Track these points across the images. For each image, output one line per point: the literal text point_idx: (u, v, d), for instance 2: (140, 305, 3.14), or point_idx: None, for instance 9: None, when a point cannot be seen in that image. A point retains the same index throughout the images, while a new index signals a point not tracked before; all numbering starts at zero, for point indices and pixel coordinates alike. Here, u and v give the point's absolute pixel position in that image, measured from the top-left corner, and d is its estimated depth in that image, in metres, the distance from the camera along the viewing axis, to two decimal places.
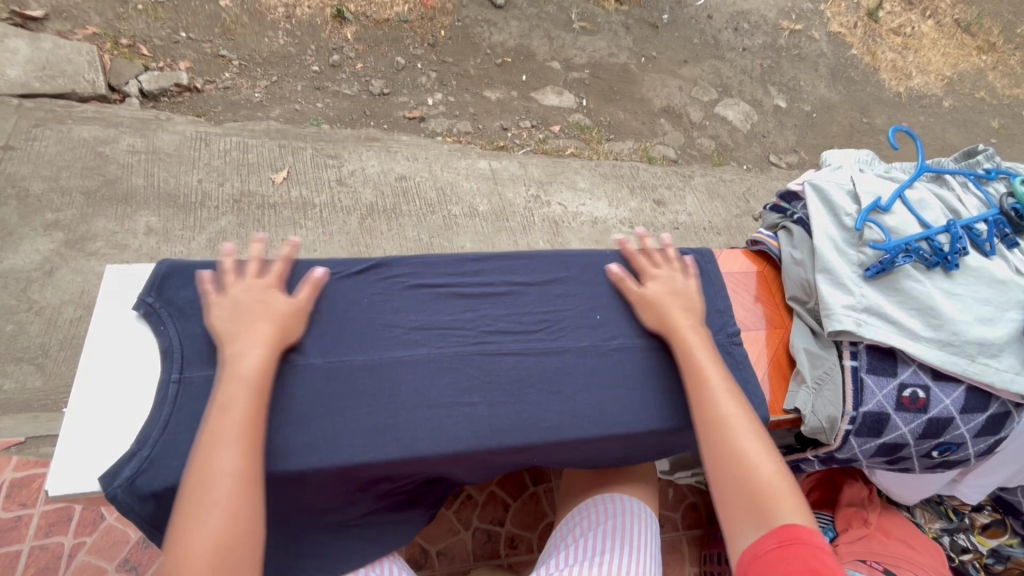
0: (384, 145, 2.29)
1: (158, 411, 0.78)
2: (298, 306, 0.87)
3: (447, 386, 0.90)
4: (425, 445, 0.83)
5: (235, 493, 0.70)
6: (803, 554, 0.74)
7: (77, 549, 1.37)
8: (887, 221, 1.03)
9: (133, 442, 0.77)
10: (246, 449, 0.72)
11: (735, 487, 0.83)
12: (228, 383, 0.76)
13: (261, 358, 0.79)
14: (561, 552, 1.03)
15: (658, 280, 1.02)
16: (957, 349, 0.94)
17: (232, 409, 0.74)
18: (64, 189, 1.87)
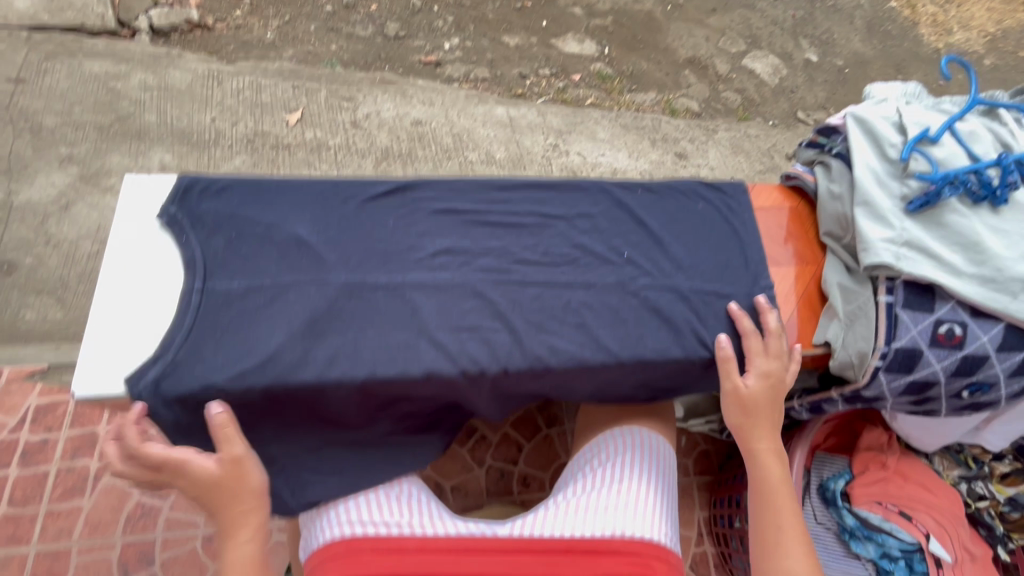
0: (400, 89, 2.22)
1: (181, 317, 0.78)
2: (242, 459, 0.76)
3: (470, 310, 0.86)
4: (445, 367, 0.82)
5: None
6: None
7: (102, 472, 1.40)
8: (934, 153, 0.98)
9: (156, 345, 0.77)
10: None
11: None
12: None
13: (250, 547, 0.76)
14: (579, 480, 1.04)
15: (761, 373, 0.90)
16: (1001, 286, 0.90)
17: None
18: (77, 124, 1.85)
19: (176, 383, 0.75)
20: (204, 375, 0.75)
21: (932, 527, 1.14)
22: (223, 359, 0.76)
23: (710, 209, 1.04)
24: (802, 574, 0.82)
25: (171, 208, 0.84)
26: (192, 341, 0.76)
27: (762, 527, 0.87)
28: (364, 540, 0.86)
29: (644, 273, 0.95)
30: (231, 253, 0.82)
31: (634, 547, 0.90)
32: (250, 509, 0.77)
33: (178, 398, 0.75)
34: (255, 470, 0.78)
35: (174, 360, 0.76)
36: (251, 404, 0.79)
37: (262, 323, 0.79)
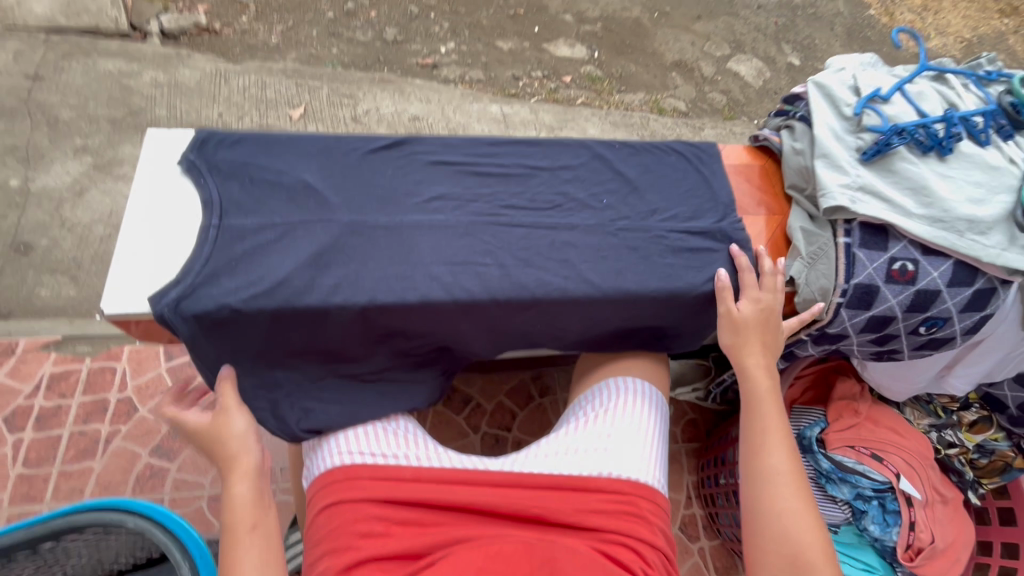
0: (398, 88, 2.34)
1: (200, 248, 0.86)
2: (228, 413, 0.93)
3: (461, 248, 0.96)
4: (438, 295, 0.91)
5: None
6: None
7: (112, 436, 1.46)
8: (886, 109, 1.07)
9: (176, 273, 0.85)
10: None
11: (773, 534, 0.86)
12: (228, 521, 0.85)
13: (242, 489, 0.88)
14: (572, 423, 1.10)
15: (753, 304, 0.99)
16: (947, 225, 0.99)
17: (242, 545, 0.83)
18: (91, 117, 1.95)
19: (195, 303, 0.82)
20: (220, 296, 0.83)
21: (901, 466, 1.20)
22: (238, 284, 0.84)
23: (683, 161, 1.15)
24: (785, 474, 0.90)
25: (191, 156, 0.93)
26: (209, 268, 0.84)
27: (751, 431, 0.96)
28: (361, 468, 0.92)
29: (623, 217, 1.06)
30: (246, 195, 0.92)
31: (620, 487, 0.96)
32: (237, 455, 0.90)
33: (197, 318, 0.83)
34: (239, 419, 0.92)
35: (192, 284, 0.83)
36: (261, 326, 0.87)
37: (274, 254, 0.88)
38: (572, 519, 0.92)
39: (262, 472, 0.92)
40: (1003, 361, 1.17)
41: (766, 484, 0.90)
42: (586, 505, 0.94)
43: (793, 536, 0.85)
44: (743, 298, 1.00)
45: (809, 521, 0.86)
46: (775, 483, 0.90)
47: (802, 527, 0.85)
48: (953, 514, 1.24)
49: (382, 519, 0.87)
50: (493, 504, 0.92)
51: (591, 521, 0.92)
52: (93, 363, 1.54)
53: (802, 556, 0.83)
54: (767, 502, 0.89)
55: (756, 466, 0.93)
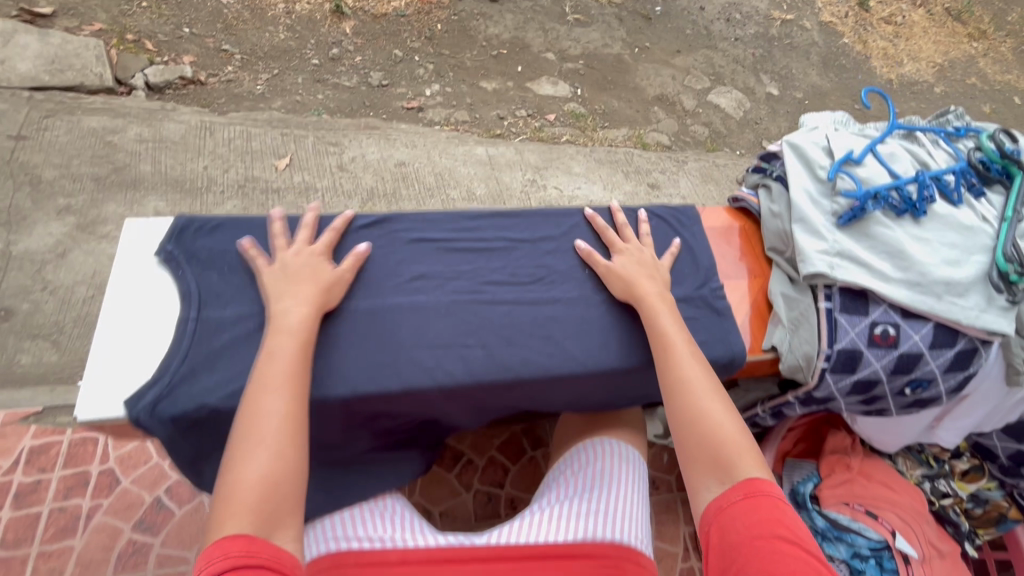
0: (385, 134, 2.30)
1: (177, 345, 0.86)
2: (343, 276, 0.94)
3: (445, 328, 0.96)
4: (423, 381, 0.90)
5: (281, 433, 0.77)
6: (767, 505, 0.79)
7: (93, 511, 1.42)
8: (859, 173, 1.09)
9: (153, 372, 0.84)
10: (294, 393, 0.80)
11: (699, 443, 0.87)
12: (276, 336, 0.84)
13: (304, 315, 0.86)
14: (554, 492, 1.09)
15: (628, 254, 1.05)
16: (925, 288, 1.00)
17: (277, 359, 0.81)
18: (75, 176, 1.93)
19: (172, 404, 0.81)
20: (199, 394, 0.82)
21: (897, 522, 1.19)
22: (218, 381, 0.84)
23: (663, 225, 1.16)
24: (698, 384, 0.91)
25: (168, 246, 0.93)
26: (188, 366, 0.83)
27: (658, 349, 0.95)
28: (348, 554, 0.89)
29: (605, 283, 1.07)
30: (225, 287, 0.91)
31: (601, 550, 0.94)
32: (312, 291, 0.89)
33: (173, 419, 0.81)
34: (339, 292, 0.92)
35: (170, 384, 0.82)
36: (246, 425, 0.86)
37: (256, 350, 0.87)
38: None
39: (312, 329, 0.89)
40: (990, 414, 1.17)
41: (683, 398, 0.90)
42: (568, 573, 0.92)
43: (717, 437, 0.87)
44: (613, 257, 1.05)
45: (729, 422, 0.87)
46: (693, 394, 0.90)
47: (723, 429, 0.87)
48: (952, 568, 1.21)
49: None
50: None
51: None
52: (75, 434, 1.51)
53: (726, 457, 0.85)
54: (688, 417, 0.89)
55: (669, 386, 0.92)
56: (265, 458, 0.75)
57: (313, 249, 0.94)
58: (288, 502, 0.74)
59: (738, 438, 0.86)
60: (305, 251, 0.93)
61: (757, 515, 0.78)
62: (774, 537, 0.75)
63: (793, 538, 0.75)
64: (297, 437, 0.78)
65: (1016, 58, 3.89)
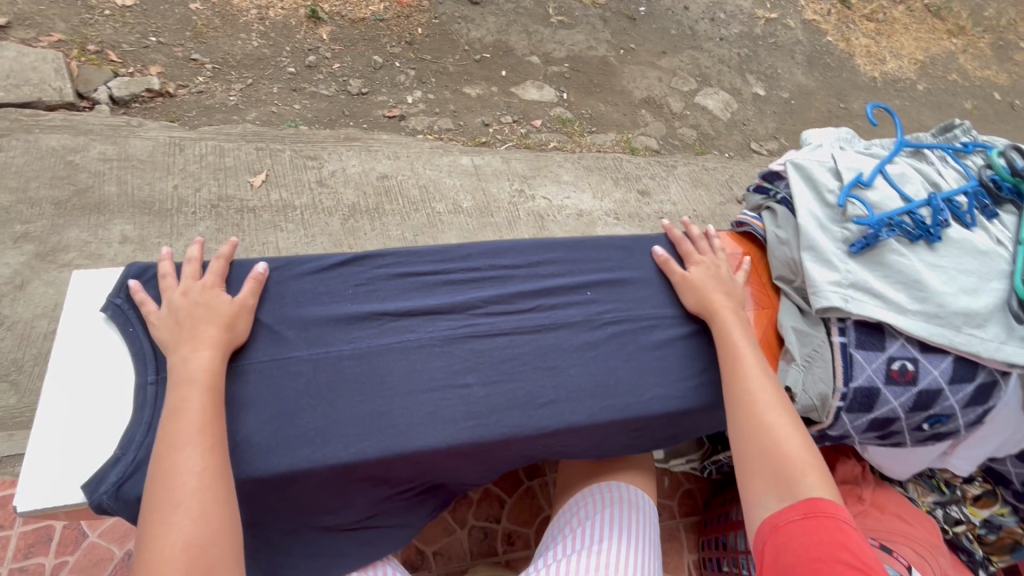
0: (365, 145, 2.17)
1: (141, 414, 0.78)
2: (243, 303, 0.84)
3: (441, 368, 0.88)
4: (421, 431, 0.82)
5: (202, 491, 0.68)
6: (829, 527, 0.76)
7: (58, 570, 1.31)
8: (869, 197, 1.03)
9: (117, 445, 0.77)
10: (210, 445, 0.71)
11: (758, 458, 0.84)
12: (179, 387, 0.74)
13: (210, 359, 0.77)
14: (559, 541, 1.02)
15: (702, 265, 1.02)
16: (944, 320, 0.94)
17: (189, 411, 0.72)
18: (33, 200, 1.77)
19: (138, 483, 0.74)
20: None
21: (912, 557, 1.12)
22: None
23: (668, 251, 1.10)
24: (764, 402, 0.87)
25: (118, 299, 0.83)
26: (152, 437, 0.75)
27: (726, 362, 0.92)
28: None
29: (609, 309, 1.00)
30: None
31: None
32: (215, 333, 0.80)
33: (141, 499, 0.73)
34: (242, 323, 0.83)
35: (136, 460, 0.75)
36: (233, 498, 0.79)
37: (232, 408, 0.79)
38: None
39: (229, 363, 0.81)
40: (1006, 441, 1.12)
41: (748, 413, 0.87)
42: None
43: (780, 453, 0.83)
44: (691, 265, 1.03)
45: (794, 441, 0.84)
46: (758, 412, 0.86)
47: (788, 447, 0.83)
48: None
49: None
50: None
51: None
52: None
53: (789, 477, 0.81)
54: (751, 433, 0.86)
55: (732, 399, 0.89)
56: (187, 522, 0.66)
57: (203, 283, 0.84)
58: (221, 561, 0.66)
59: (803, 454, 0.83)
60: (192, 287, 0.82)
61: (815, 536, 0.76)
62: (835, 560, 0.73)
63: (854, 563, 0.73)
64: (221, 493, 0.69)
65: (994, 53, 3.91)
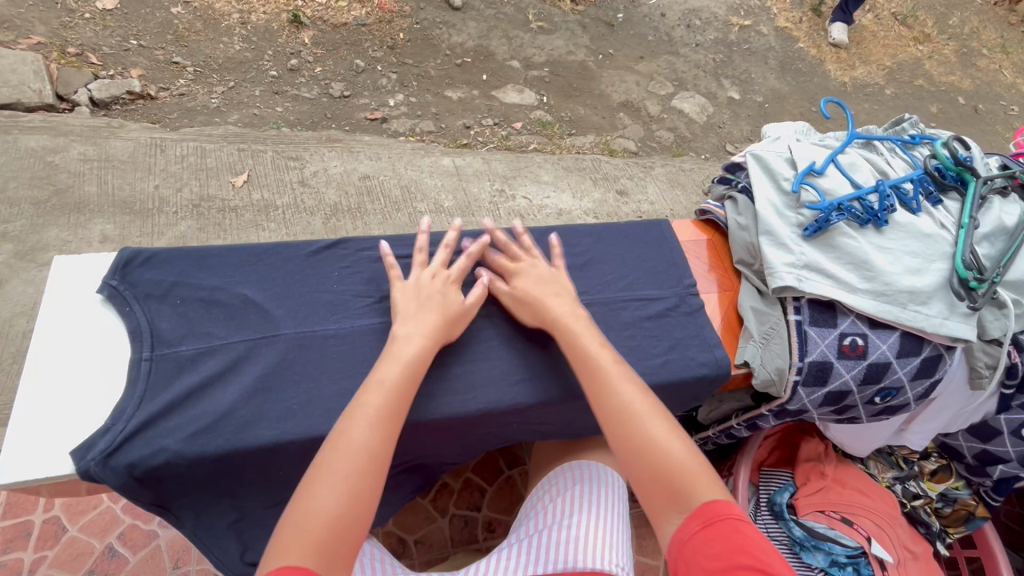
0: (347, 146, 2.21)
1: (132, 387, 0.79)
2: (468, 310, 0.91)
3: None
4: None
5: (364, 469, 0.71)
6: (726, 531, 0.70)
7: (37, 564, 1.31)
8: (822, 184, 1.09)
9: (106, 417, 0.78)
10: (386, 429, 0.75)
11: (647, 474, 0.78)
12: (384, 365, 0.80)
13: (422, 347, 0.83)
14: (533, 519, 1.07)
15: (525, 274, 0.96)
16: (890, 297, 1.01)
17: (376, 390, 0.77)
18: (12, 200, 1.77)
19: (128, 453, 0.75)
20: (158, 440, 0.76)
21: (872, 529, 1.20)
22: (182, 423, 0.77)
23: (637, 237, 1.14)
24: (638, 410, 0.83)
25: (113, 281, 0.85)
26: (143, 411, 0.77)
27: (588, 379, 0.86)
28: None
29: (581, 291, 1.04)
30: (184, 322, 0.85)
31: None
32: (437, 323, 0.87)
33: (129, 470, 0.74)
34: (461, 326, 0.90)
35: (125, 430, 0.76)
36: (214, 472, 0.80)
37: (216, 383, 0.81)
38: None
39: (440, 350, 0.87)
40: (956, 416, 1.18)
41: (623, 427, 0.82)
42: None
43: (666, 463, 0.78)
44: (512, 278, 0.97)
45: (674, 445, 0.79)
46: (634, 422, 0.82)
47: (671, 453, 0.79)
48: (927, 569, 1.22)
49: None
50: None
51: None
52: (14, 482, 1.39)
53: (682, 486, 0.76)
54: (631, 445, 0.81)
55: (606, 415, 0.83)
56: (342, 494, 0.69)
57: (447, 274, 0.93)
58: (351, 544, 0.69)
59: (688, 459, 0.78)
60: (438, 275, 0.92)
61: (717, 544, 0.70)
62: (737, 566, 0.67)
63: (757, 565, 0.67)
64: (372, 478, 0.72)
65: (958, 60, 4.07)
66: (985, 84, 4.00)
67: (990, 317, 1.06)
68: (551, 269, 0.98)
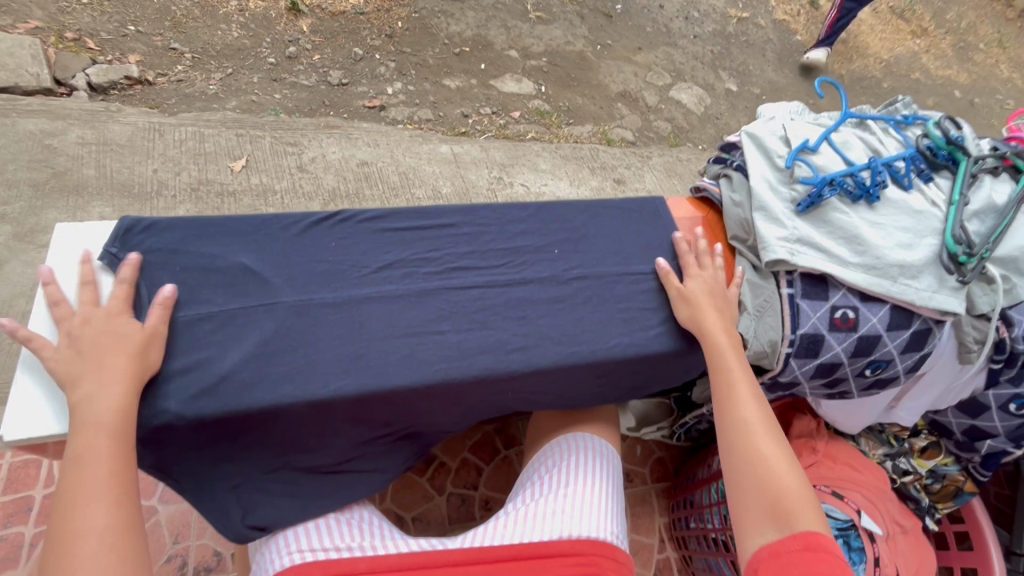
0: (345, 133, 2.22)
1: None
2: (150, 333, 0.79)
3: (416, 316, 0.91)
4: (396, 373, 0.85)
5: (107, 551, 0.70)
6: (825, 560, 0.81)
7: (39, 538, 1.32)
8: (815, 160, 1.11)
9: None
10: (118, 502, 0.72)
11: (757, 489, 0.89)
12: (84, 433, 0.73)
13: (117, 401, 0.74)
14: (527, 489, 1.09)
15: (696, 279, 1.02)
16: (881, 271, 1.02)
17: (89, 463, 0.72)
18: (10, 182, 1.77)
19: None
20: (159, 402, 0.78)
21: (862, 502, 1.22)
22: (182, 388, 0.79)
23: (632, 213, 1.15)
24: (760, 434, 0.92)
25: (113, 248, 0.87)
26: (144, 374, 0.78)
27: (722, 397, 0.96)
28: (313, 565, 0.86)
29: (576, 264, 1.04)
30: (182, 289, 0.86)
31: (579, 547, 0.94)
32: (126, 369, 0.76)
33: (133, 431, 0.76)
34: (153, 354, 0.79)
35: None
36: (215, 434, 0.82)
37: (215, 348, 0.82)
38: None
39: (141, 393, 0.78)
40: (945, 392, 1.20)
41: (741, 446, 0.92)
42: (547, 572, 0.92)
43: (777, 486, 0.88)
44: (687, 278, 1.03)
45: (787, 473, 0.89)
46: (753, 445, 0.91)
47: (784, 479, 0.88)
48: (914, 542, 1.27)
49: None
50: None
51: None
52: (16, 457, 1.40)
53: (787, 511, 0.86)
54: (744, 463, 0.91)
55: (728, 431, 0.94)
56: None
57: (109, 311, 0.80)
58: None
59: (799, 487, 0.88)
60: (97, 318, 0.79)
61: (815, 568, 0.80)
62: None
63: None
64: (124, 552, 0.71)
65: (955, 54, 4.09)
66: (981, 78, 4.02)
67: (979, 293, 1.07)
68: (723, 283, 1.03)
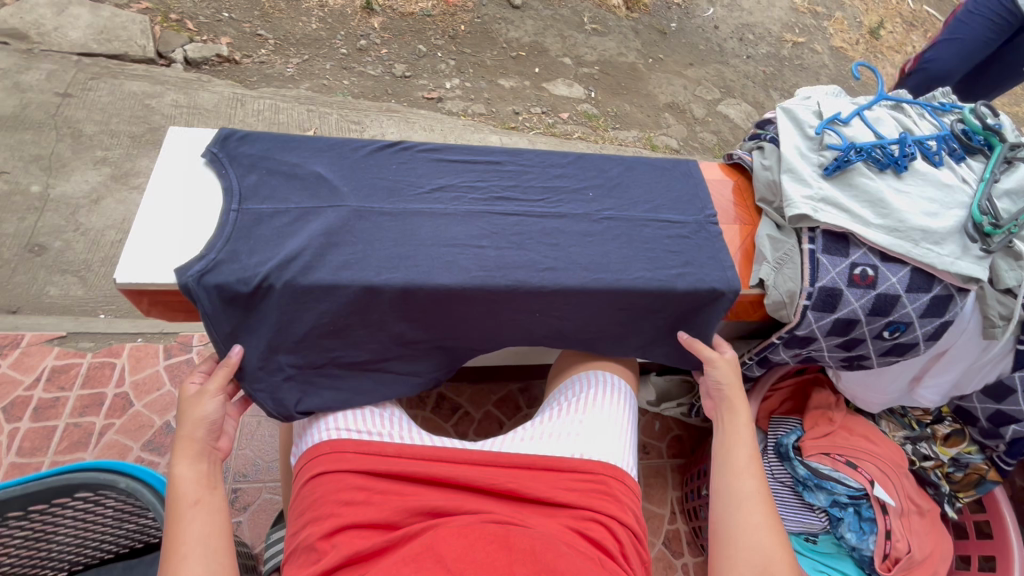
0: (404, 117, 2.41)
1: (221, 230, 0.93)
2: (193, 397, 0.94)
3: (461, 231, 1.02)
4: (438, 273, 0.95)
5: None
6: None
7: (106, 429, 1.47)
8: (845, 131, 1.17)
9: (200, 250, 0.92)
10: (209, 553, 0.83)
11: (747, 550, 0.91)
12: (175, 501, 0.87)
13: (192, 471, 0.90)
14: (551, 410, 1.15)
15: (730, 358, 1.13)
16: (903, 234, 1.06)
17: (183, 527, 0.84)
18: (113, 132, 2.00)
19: (216, 276, 0.89)
20: (242, 270, 0.89)
21: (875, 472, 1.24)
22: (258, 260, 0.91)
23: (666, 172, 1.24)
24: (755, 498, 0.96)
25: (213, 149, 1.02)
26: (232, 245, 0.91)
27: (724, 455, 1.03)
28: (347, 442, 0.95)
29: (609, 207, 1.13)
30: (264, 188, 0.99)
31: (591, 467, 1.00)
32: (196, 439, 0.92)
33: (219, 290, 0.89)
34: (209, 404, 0.94)
35: (215, 259, 0.90)
36: (279, 311, 0.94)
37: (288, 235, 0.95)
38: (545, 495, 0.95)
39: (209, 456, 0.93)
40: (970, 372, 1.20)
41: (734, 502, 0.97)
42: (559, 483, 0.97)
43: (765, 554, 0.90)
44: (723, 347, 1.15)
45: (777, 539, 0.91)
46: (746, 504, 0.96)
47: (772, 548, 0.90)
48: (929, 525, 1.28)
49: (362, 487, 0.91)
50: (470, 477, 0.95)
51: (563, 497, 0.95)
52: (95, 357, 1.56)
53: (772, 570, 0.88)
54: (735, 520, 0.95)
55: (725, 487, 0.99)
56: None
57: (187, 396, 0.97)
58: None
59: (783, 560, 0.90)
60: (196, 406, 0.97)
61: None
62: None
63: None
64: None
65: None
66: None
67: (1006, 267, 1.08)
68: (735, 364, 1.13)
